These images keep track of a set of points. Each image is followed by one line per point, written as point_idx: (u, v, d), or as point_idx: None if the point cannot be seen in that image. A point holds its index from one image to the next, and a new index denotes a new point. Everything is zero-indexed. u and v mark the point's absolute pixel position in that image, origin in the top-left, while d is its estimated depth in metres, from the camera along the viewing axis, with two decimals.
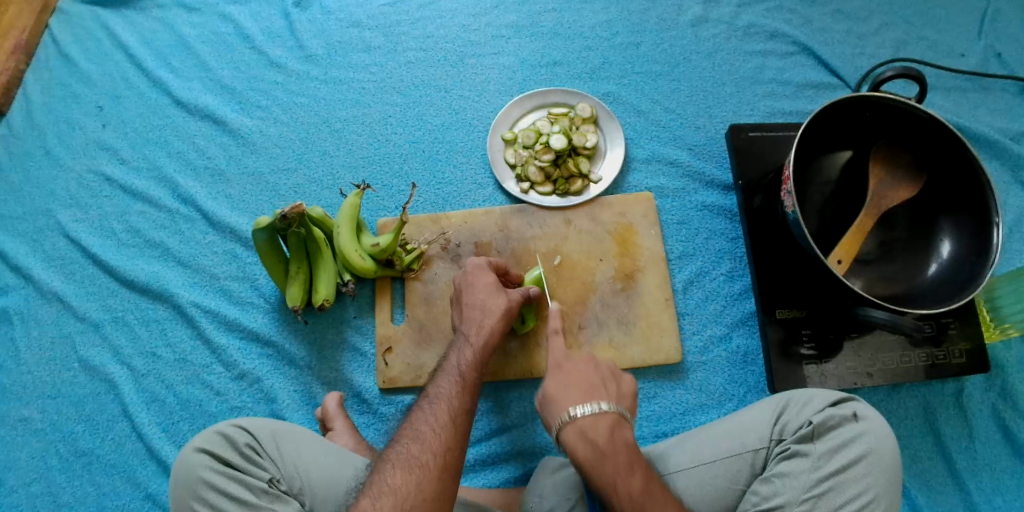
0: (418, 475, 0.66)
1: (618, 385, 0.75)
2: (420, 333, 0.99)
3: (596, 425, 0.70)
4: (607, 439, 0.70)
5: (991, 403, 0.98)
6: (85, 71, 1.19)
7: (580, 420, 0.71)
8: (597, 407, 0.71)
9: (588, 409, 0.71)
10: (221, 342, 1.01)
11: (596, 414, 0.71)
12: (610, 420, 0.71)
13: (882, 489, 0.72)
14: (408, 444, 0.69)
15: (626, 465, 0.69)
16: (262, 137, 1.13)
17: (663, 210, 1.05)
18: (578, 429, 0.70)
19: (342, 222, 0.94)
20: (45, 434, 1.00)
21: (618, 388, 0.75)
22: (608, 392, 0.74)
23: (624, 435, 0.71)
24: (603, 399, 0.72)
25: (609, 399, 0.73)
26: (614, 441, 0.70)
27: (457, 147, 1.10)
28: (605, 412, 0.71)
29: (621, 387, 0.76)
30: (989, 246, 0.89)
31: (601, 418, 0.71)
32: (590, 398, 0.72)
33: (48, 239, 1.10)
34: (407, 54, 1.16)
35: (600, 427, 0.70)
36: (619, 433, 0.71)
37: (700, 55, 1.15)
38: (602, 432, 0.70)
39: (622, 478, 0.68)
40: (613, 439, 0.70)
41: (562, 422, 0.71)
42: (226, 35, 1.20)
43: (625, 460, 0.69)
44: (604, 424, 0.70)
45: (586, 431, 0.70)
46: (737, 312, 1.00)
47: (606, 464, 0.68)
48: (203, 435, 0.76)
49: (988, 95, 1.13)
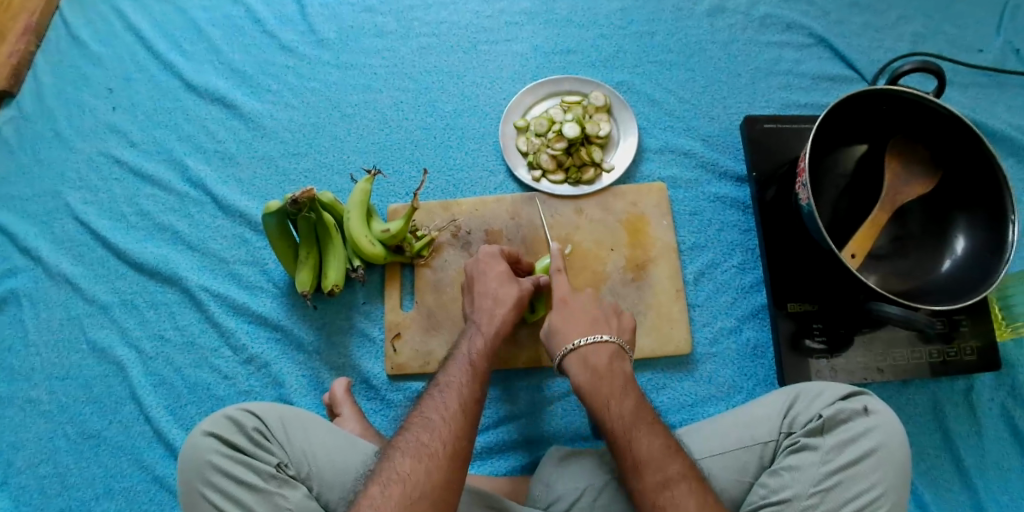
0: (428, 463, 0.65)
1: (620, 322, 0.82)
2: (429, 319, 0.98)
3: (597, 351, 0.77)
4: (606, 364, 0.76)
5: (1001, 401, 0.97)
6: (95, 53, 1.18)
7: (581, 348, 0.77)
8: (597, 336, 0.78)
9: (589, 338, 0.78)
10: (229, 325, 1.01)
11: (597, 343, 0.78)
12: (610, 351, 0.77)
13: (892, 484, 0.72)
14: (418, 432, 0.68)
15: (620, 388, 0.74)
16: (273, 121, 1.12)
17: (675, 201, 1.04)
18: (580, 356, 0.77)
19: (353, 207, 0.93)
20: (53, 415, 1.00)
21: (619, 323, 0.82)
22: (609, 326, 0.80)
23: (622, 367, 0.77)
24: (604, 331, 0.79)
25: (610, 331, 0.80)
26: (612, 367, 0.76)
27: (469, 134, 1.09)
28: (606, 342, 0.78)
29: (623, 323, 0.83)
30: (1005, 243, 0.88)
31: (604, 346, 0.77)
32: (593, 329, 0.79)
33: (57, 221, 1.09)
34: (420, 40, 1.15)
35: (601, 354, 0.77)
36: (617, 363, 0.77)
37: (715, 45, 1.13)
38: (602, 359, 0.76)
39: (615, 399, 0.73)
40: (610, 366, 0.76)
41: (565, 350, 0.78)
42: (237, 18, 1.19)
43: (619, 385, 0.75)
44: (604, 354, 0.77)
45: (588, 359, 0.77)
46: (748, 304, 0.99)
47: (601, 385, 0.75)
48: (211, 418, 0.76)
49: (1006, 91, 1.11)
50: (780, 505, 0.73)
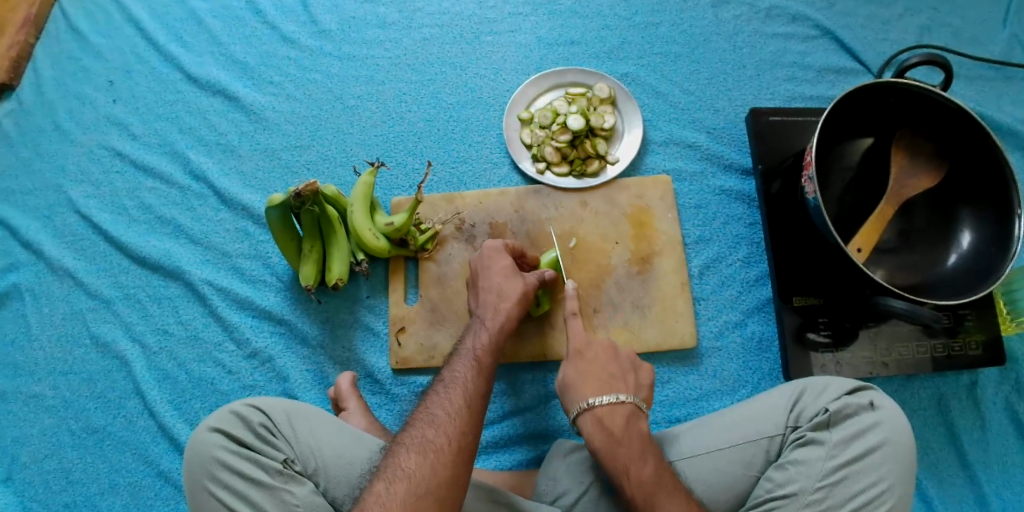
0: (433, 459, 0.65)
1: (635, 377, 0.82)
2: (434, 313, 0.98)
3: (614, 413, 0.76)
4: (622, 425, 0.75)
5: (1004, 396, 0.98)
6: (95, 45, 1.17)
7: (596, 408, 0.76)
8: (612, 397, 0.77)
9: (605, 398, 0.77)
10: (233, 320, 1.00)
11: (613, 404, 0.76)
12: (626, 410, 0.77)
13: (897, 478, 0.72)
14: (423, 429, 0.68)
15: (639, 451, 0.73)
16: (275, 113, 1.11)
17: (680, 194, 1.04)
18: (595, 416, 0.76)
19: (356, 201, 0.93)
20: (57, 410, 0.99)
21: (635, 380, 0.81)
22: (625, 384, 0.80)
23: (639, 426, 0.76)
24: (620, 390, 0.78)
25: (626, 390, 0.79)
26: (629, 429, 0.75)
27: (473, 126, 1.08)
28: (621, 402, 0.77)
29: (640, 378, 0.82)
30: (1011, 238, 0.88)
31: (618, 407, 0.76)
32: (607, 390, 0.78)
33: (58, 215, 1.09)
34: (423, 31, 1.14)
35: (617, 415, 0.76)
36: (633, 424, 0.76)
37: (720, 37, 1.13)
38: (618, 420, 0.75)
39: (634, 464, 0.72)
40: (627, 427, 0.75)
41: (581, 409, 0.77)
42: (238, 9, 1.18)
43: (638, 446, 0.73)
44: (621, 414, 0.76)
45: (603, 419, 0.76)
46: (753, 298, 0.99)
47: (619, 448, 0.73)
48: (216, 414, 0.75)
49: (1012, 83, 1.11)
50: (785, 499, 0.73)
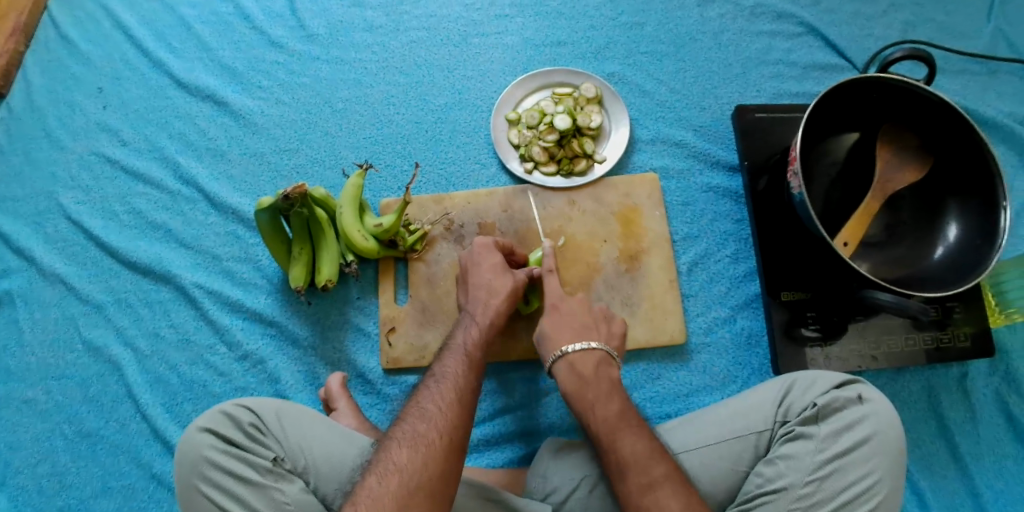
0: (424, 453, 0.65)
1: (609, 328, 0.83)
2: (424, 313, 0.98)
3: (585, 358, 0.78)
4: (593, 369, 0.77)
5: (994, 387, 0.98)
6: (85, 52, 1.17)
7: (570, 355, 0.78)
8: (585, 344, 0.79)
9: (578, 345, 0.79)
10: (224, 322, 1.01)
11: (585, 350, 0.78)
12: (597, 356, 0.78)
13: (886, 471, 0.72)
14: (413, 423, 0.68)
15: (606, 394, 0.75)
16: (264, 117, 1.12)
17: (668, 191, 1.04)
18: (568, 362, 0.78)
19: (345, 202, 0.93)
20: (49, 415, 1.00)
21: (609, 330, 0.83)
22: (599, 333, 0.81)
23: (610, 373, 0.78)
24: (593, 338, 0.80)
25: (599, 338, 0.81)
26: (599, 373, 0.77)
27: (461, 127, 1.09)
28: (593, 349, 0.78)
29: (612, 328, 0.84)
30: (996, 230, 0.88)
31: (591, 353, 0.78)
32: (581, 336, 0.80)
33: (50, 221, 1.09)
34: (410, 34, 1.15)
35: (588, 360, 0.78)
36: (604, 369, 0.78)
37: (706, 35, 1.13)
38: (589, 365, 0.77)
39: (600, 402, 0.74)
40: (598, 371, 0.77)
41: (554, 357, 0.79)
42: (226, 15, 1.19)
43: (606, 387, 0.76)
44: (592, 360, 0.78)
45: (575, 364, 0.77)
46: (742, 294, 0.99)
47: (588, 390, 0.75)
48: (206, 414, 0.76)
49: (997, 78, 1.12)
50: (775, 494, 0.73)
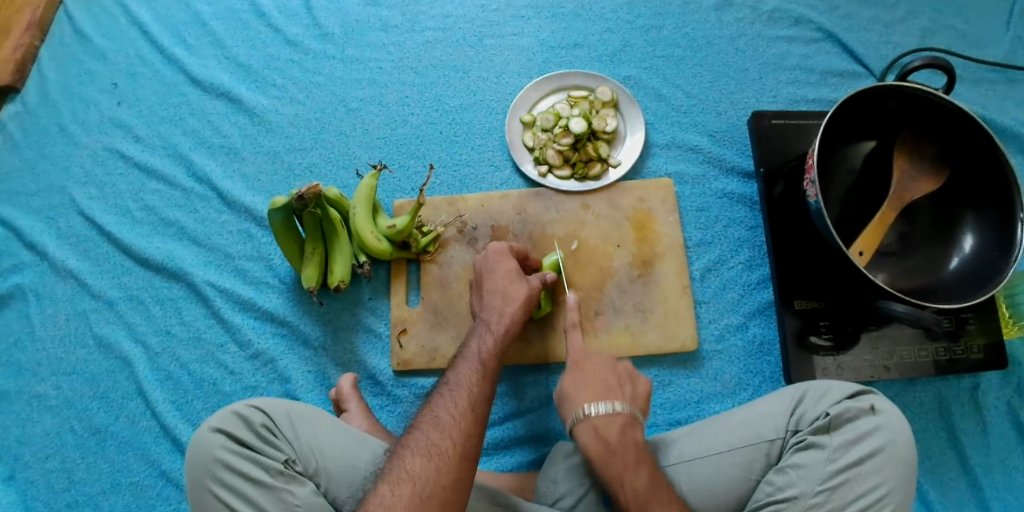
0: (437, 462, 0.66)
1: (633, 388, 0.81)
2: (435, 316, 0.98)
3: (609, 423, 0.76)
4: (618, 435, 0.75)
5: (1006, 399, 0.97)
6: (99, 48, 1.17)
7: (593, 418, 0.76)
8: (608, 407, 0.77)
9: (601, 407, 0.77)
10: (235, 321, 1.01)
11: (610, 413, 0.76)
12: (622, 421, 0.76)
13: (897, 483, 0.72)
14: (426, 431, 0.69)
15: (633, 461, 0.73)
16: (278, 115, 1.12)
17: (682, 197, 1.04)
18: (592, 425, 0.76)
19: (359, 203, 0.93)
20: (60, 410, 1.00)
21: (633, 390, 0.81)
22: (622, 393, 0.79)
23: (634, 436, 0.76)
24: (617, 398, 0.78)
25: (623, 399, 0.78)
26: (625, 438, 0.75)
27: (475, 129, 1.09)
28: (618, 412, 0.76)
29: (636, 389, 0.81)
30: (1013, 242, 0.87)
31: (615, 416, 0.76)
32: (604, 398, 0.78)
33: (63, 216, 1.09)
34: (426, 34, 1.14)
35: (613, 424, 0.75)
36: (629, 434, 0.75)
37: (723, 40, 1.13)
38: (614, 431, 0.75)
39: (629, 472, 0.71)
40: (623, 437, 0.75)
41: (578, 417, 0.77)
42: (241, 12, 1.18)
43: (632, 458, 0.73)
44: (617, 423, 0.76)
45: (599, 428, 0.75)
46: (755, 301, 0.99)
47: (614, 459, 0.73)
48: (218, 414, 0.76)
49: (1016, 87, 1.11)
50: (785, 504, 0.73)
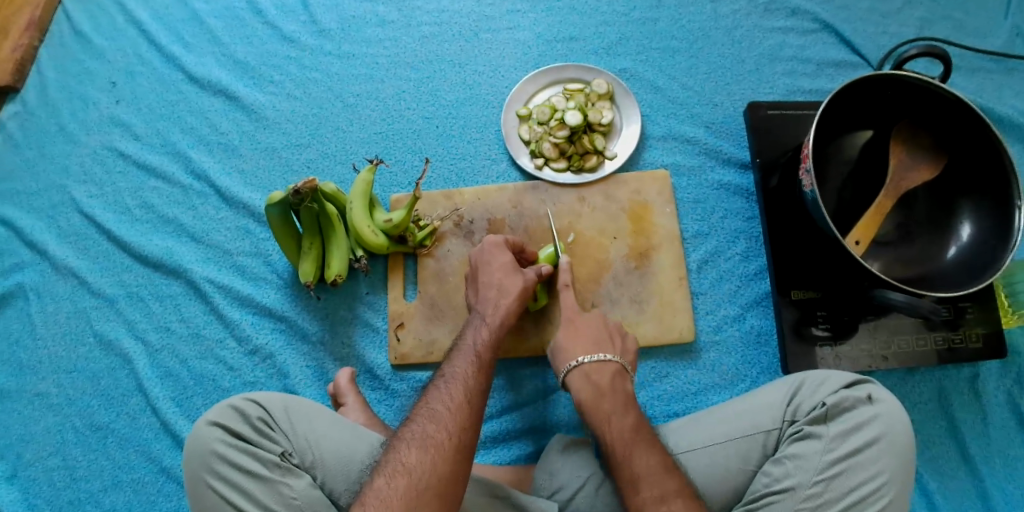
0: (433, 454, 0.66)
1: (623, 343, 0.86)
2: (432, 309, 0.99)
3: (601, 369, 0.80)
4: (609, 381, 0.79)
5: (1007, 389, 0.97)
6: (98, 47, 1.18)
7: (585, 365, 0.81)
8: (600, 356, 0.81)
9: (594, 356, 0.81)
10: (234, 317, 1.01)
11: (601, 361, 0.81)
12: (613, 369, 0.80)
13: (895, 472, 0.72)
14: (422, 423, 0.69)
15: (621, 405, 0.76)
16: (275, 112, 1.12)
17: (679, 189, 1.04)
18: (584, 372, 0.80)
19: (356, 197, 0.94)
20: (61, 408, 1.01)
21: (623, 345, 0.86)
22: (613, 347, 0.84)
23: (624, 385, 0.80)
24: (608, 351, 0.83)
25: (614, 352, 0.83)
26: (615, 385, 0.79)
27: (471, 123, 1.09)
28: (608, 360, 0.81)
29: (626, 344, 0.87)
30: (1011, 229, 0.87)
31: (606, 364, 0.81)
32: (596, 349, 0.82)
33: (63, 215, 1.10)
34: (422, 29, 1.15)
35: (604, 372, 0.80)
36: (619, 382, 0.79)
37: (719, 31, 1.12)
38: (605, 377, 0.79)
39: (617, 415, 0.75)
40: (613, 383, 0.79)
41: (569, 366, 0.81)
42: (238, 10, 1.19)
43: (621, 401, 0.77)
44: (608, 371, 0.80)
45: (591, 376, 0.80)
46: (752, 292, 0.99)
47: (603, 401, 0.77)
48: (216, 409, 0.76)
49: (1014, 76, 1.10)
50: (782, 494, 0.73)
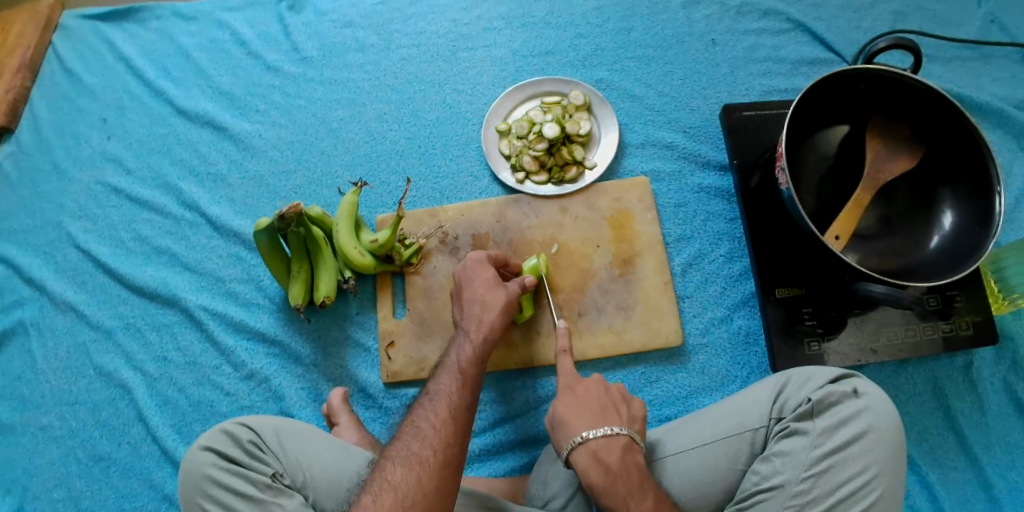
0: (417, 471, 0.67)
1: (629, 409, 0.79)
2: (422, 326, 1.00)
3: (609, 446, 0.73)
4: (619, 458, 0.73)
5: (1002, 376, 0.97)
6: (89, 86, 1.21)
7: (591, 442, 0.74)
8: (607, 430, 0.74)
9: (600, 431, 0.74)
10: (229, 343, 1.03)
11: (608, 436, 0.74)
12: (622, 444, 0.74)
13: (883, 465, 0.72)
14: (406, 441, 0.70)
15: (637, 486, 0.71)
16: (261, 140, 1.14)
17: (660, 194, 1.05)
18: (590, 450, 0.73)
19: (341, 220, 0.95)
20: (64, 440, 1.02)
21: (630, 412, 0.79)
22: (619, 416, 0.77)
23: (635, 459, 0.74)
24: (614, 422, 0.76)
25: (620, 422, 0.76)
26: (626, 462, 0.73)
27: (453, 141, 1.11)
28: (616, 435, 0.74)
29: (633, 410, 0.79)
30: (991, 216, 0.87)
31: (614, 439, 0.74)
32: (601, 422, 0.76)
33: (60, 251, 1.12)
34: (401, 51, 1.17)
35: (612, 448, 0.73)
36: (630, 456, 0.74)
37: (693, 37, 1.14)
38: (615, 454, 0.73)
39: (634, 499, 0.70)
40: (624, 461, 0.73)
41: (574, 444, 0.75)
42: (222, 42, 1.21)
43: (636, 481, 0.72)
44: (617, 447, 0.73)
45: (600, 454, 0.73)
46: (737, 293, 0.99)
47: (617, 485, 0.71)
48: (209, 433, 0.78)
49: (990, 63, 1.11)
50: (771, 492, 0.73)
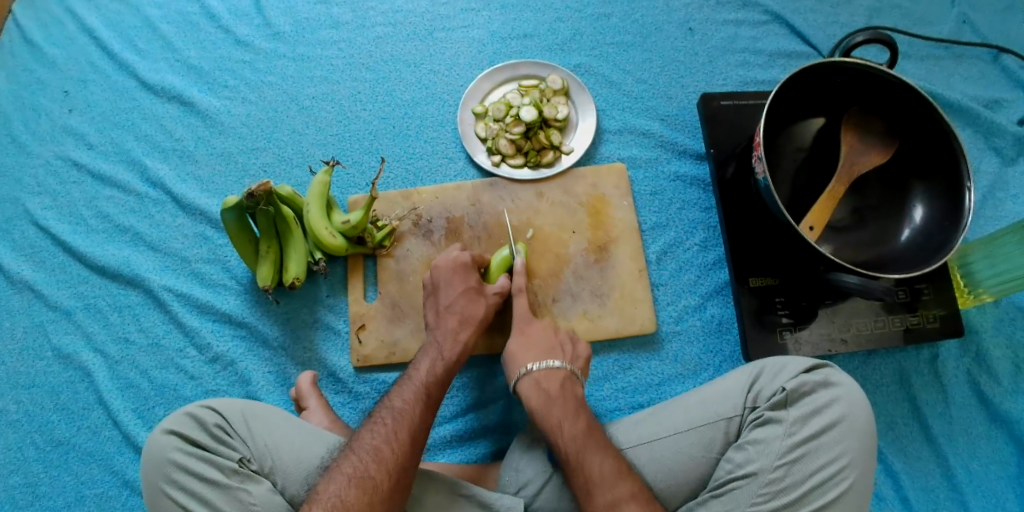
0: (371, 494, 0.69)
1: (574, 349, 0.86)
2: (393, 310, 0.98)
3: (550, 376, 0.80)
4: (558, 387, 0.79)
5: (966, 368, 0.99)
6: (50, 56, 1.16)
7: (534, 372, 0.81)
8: (550, 363, 0.82)
9: (544, 362, 0.82)
10: (194, 325, 1.00)
11: (550, 368, 0.81)
12: (562, 375, 0.81)
13: (856, 454, 0.73)
14: (363, 459, 0.71)
15: (572, 411, 0.77)
16: (230, 117, 1.11)
17: (636, 181, 1.05)
18: (534, 379, 0.81)
19: (312, 200, 0.92)
20: (20, 425, 0.98)
21: (573, 351, 0.86)
22: (563, 354, 0.84)
23: (574, 389, 0.80)
24: (558, 358, 0.83)
25: (563, 358, 0.83)
26: (564, 391, 0.79)
27: (427, 122, 1.09)
28: (558, 367, 0.81)
29: (577, 350, 0.86)
30: (962, 211, 0.89)
31: (555, 371, 0.81)
32: (546, 357, 0.83)
33: (17, 228, 1.07)
34: (376, 29, 1.14)
35: (553, 378, 0.80)
36: (569, 386, 0.80)
37: (672, 25, 1.13)
38: (554, 383, 0.80)
39: (567, 421, 0.75)
40: (563, 388, 0.79)
41: (519, 374, 0.82)
42: (191, 14, 1.17)
43: (571, 406, 0.77)
44: (557, 379, 0.80)
45: (540, 381, 0.80)
46: (712, 282, 1.00)
47: (553, 407, 0.77)
48: (173, 417, 0.75)
49: (961, 63, 1.13)
50: (746, 479, 0.73)
